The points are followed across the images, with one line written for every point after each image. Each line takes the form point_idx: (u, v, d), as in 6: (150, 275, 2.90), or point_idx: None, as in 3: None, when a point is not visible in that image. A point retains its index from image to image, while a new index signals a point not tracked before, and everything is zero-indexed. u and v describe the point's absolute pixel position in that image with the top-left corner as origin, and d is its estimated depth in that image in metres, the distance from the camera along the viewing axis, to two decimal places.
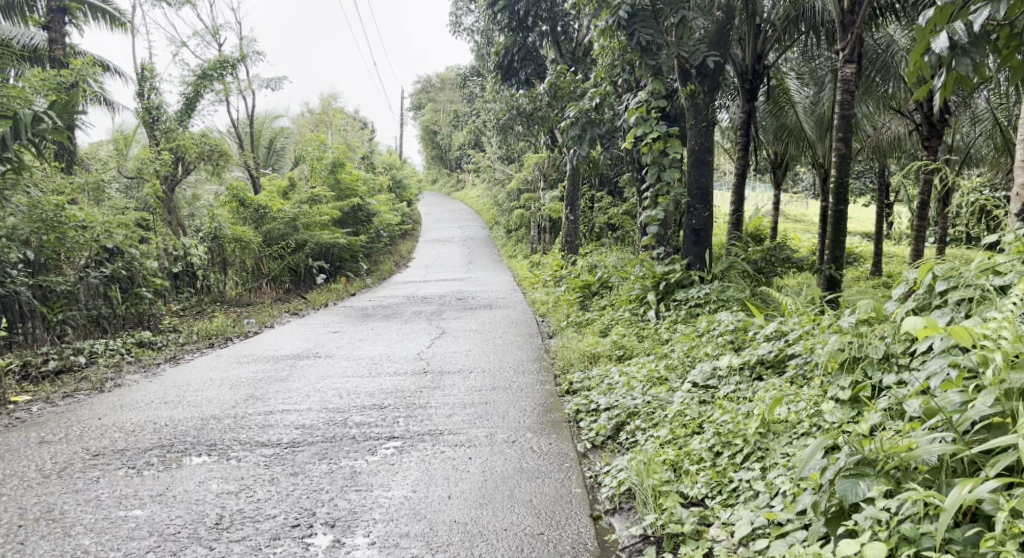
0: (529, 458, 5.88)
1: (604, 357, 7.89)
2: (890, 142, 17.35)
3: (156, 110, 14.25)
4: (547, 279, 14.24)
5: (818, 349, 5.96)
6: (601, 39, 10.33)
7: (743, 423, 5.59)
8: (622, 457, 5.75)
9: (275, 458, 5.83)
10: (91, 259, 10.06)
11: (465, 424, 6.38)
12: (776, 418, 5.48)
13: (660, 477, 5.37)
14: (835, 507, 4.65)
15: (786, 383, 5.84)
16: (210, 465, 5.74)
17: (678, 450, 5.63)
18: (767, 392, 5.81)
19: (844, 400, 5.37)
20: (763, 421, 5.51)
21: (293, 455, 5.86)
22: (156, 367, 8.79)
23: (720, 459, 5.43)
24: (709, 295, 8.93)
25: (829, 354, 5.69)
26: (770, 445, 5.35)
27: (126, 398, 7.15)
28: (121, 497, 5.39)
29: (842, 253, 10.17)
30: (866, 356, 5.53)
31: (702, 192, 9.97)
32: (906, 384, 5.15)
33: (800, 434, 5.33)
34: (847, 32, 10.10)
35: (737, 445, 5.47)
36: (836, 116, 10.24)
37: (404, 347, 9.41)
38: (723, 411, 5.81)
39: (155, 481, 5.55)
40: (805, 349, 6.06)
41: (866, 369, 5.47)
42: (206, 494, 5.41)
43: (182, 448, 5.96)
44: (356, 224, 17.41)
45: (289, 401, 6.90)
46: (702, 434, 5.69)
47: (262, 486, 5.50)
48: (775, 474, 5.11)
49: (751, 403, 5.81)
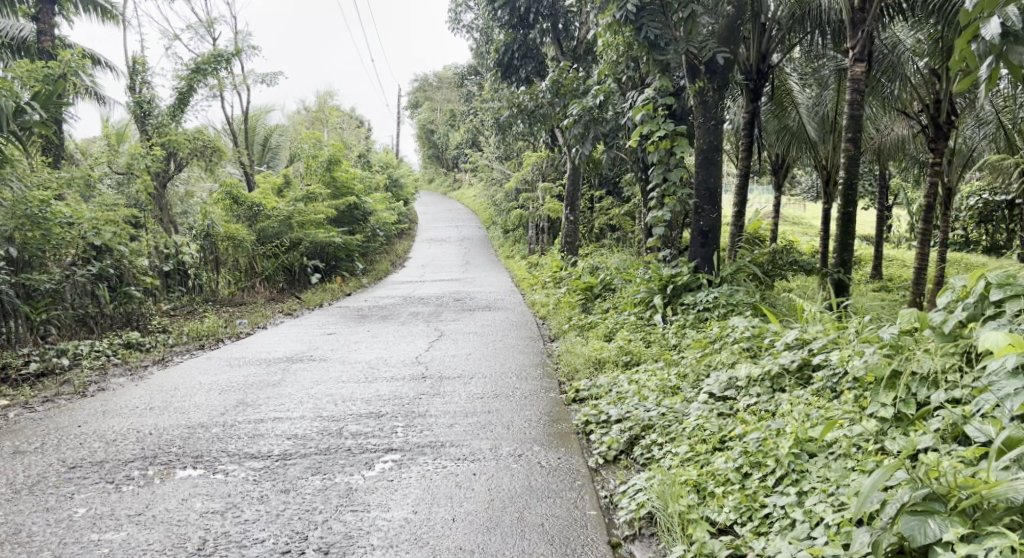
0: (537, 474, 5.55)
1: (610, 363, 7.57)
2: (895, 145, 17.04)
3: (147, 104, 14.02)
4: (547, 280, 13.92)
5: (847, 361, 5.65)
6: (606, 34, 10.00)
7: (770, 439, 5.30)
8: (639, 475, 5.45)
9: (265, 472, 5.49)
10: (78, 257, 9.71)
11: (468, 435, 6.05)
12: (809, 438, 5.21)
13: (686, 502, 5.07)
14: (896, 547, 4.45)
15: (814, 399, 5.55)
16: (196, 479, 5.40)
17: (701, 469, 5.33)
18: (794, 408, 5.51)
19: (887, 418, 5.10)
20: (795, 441, 5.22)
21: (284, 469, 5.52)
22: (143, 371, 8.45)
23: (748, 481, 5.14)
24: (718, 299, 8.60)
25: (868, 368, 5.39)
26: (803, 467, 5.07)
27: (111, 403, 6.80)
28: (95, 517, 5.05)
29: (849, 256, 9.84)
30: (908, 370, 5.24)
31: (710, 193, 9.58)
32: (968, 404, 4.93)
33: (836, 455, 5.06)
34: (857, 31, 9.84)
35: (768, 466, 5.17)
36: (845, 116, 9.91)
37: (401, 350, 9.08)
38: (747, 427, 5.50)
39: (134, 498, 5.21)
40: (832, 360, 5.75)
41: (908, 385, 5.17)
42: (188, 514, 5.08)
43: (167, 460, 5.62)
44: (352, 223, 17.06)
45: (281, 408, 6.55)
46: (725, 451, 5.40)
47: (250, 504, 5.17)
48: (814, 502, 4.84)
49: (777, 419, 5.51)
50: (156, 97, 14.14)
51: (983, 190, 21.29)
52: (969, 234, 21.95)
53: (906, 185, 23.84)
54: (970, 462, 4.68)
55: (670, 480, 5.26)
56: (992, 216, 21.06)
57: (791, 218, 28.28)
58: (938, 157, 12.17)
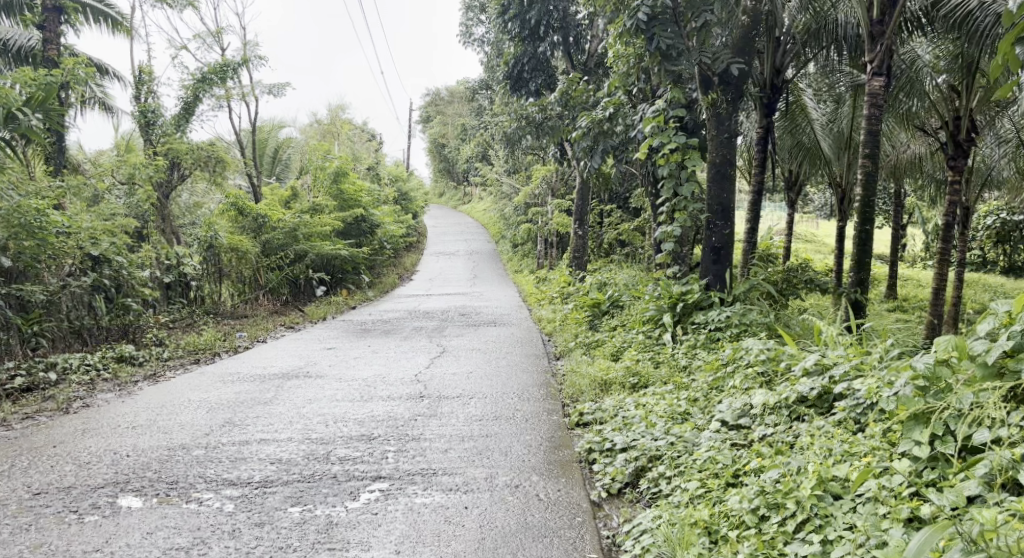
0: (534, 509, 5.21)
1: (616, 385, 7.22)
2: (911, 161, 16.62)
3: (152, 113, 13.73)
4: (555, 295, 13.58)
5: (874, 392, 5.30)
6: (618, 44, 9.68)
7: (788, 477, 4.96)
8: (645, 514, 5.11)
9: (241, 502, 5.15)
10: (74, 267, 9.43)
11: (462, 462, 5.71)
12: (833, 476, 4.85)
13: (696, 549, 4.73)
14: None
15: (835, 433, 5.20)
16: (166, 509, 5.08)
17: (713, 508, 4.99)
18: (813, 444, 5.16)
19: (922, 458, 4.75)
20: (818, 480, 4.87)
21: (262, 499, 5.19)
22: (132, 386, 8.15)
23: (766, 525, 4.79)
24: (731, 318, 8.26)
25: (898, 401, 5.03)
26: (827, 512, 4.71)
27: (92, 421, 6.49)
28: (50, 553, 4.73)
29: (866, 276, 9.44)
30: (946, 404, 4.88)
31: (723, 208, 9.23)
32: (1017, 447, 4.56)
33: (864, 499, 4.72)
34: (875, 44, 9.44)
35: (788, 508, 4.81)
36: (863, 131, 9.54)
37: (401, 367, 8.75)
38: (763, 463, 5.16)
39: (95, 531, 4.89)
40: (855, 390, 5.40)
41: (945, 420, 4.83)
42: (150, 551, 4.75)
43: (138, 486, 5.30)
44: (360, 236, 16.74)
45: (268, 428, 6.23)
46: (740, 488, 5.05)
47: (220, 540, 4.83)
48: (839, 553, 4.49)
49: (796, 454, 5.16)
50: (161, 106, 13.86)
51: (1001, 210, 20.88)
52: (985, 255, 21.49)
53: (921, 204, 23.40)
54: (1020, 514, 4.30)
55: (679, 522, 4.91)
56: (1010, 236, 20.62)
57: (805, 235, 27.87)
58: (957, 175, 11.79)
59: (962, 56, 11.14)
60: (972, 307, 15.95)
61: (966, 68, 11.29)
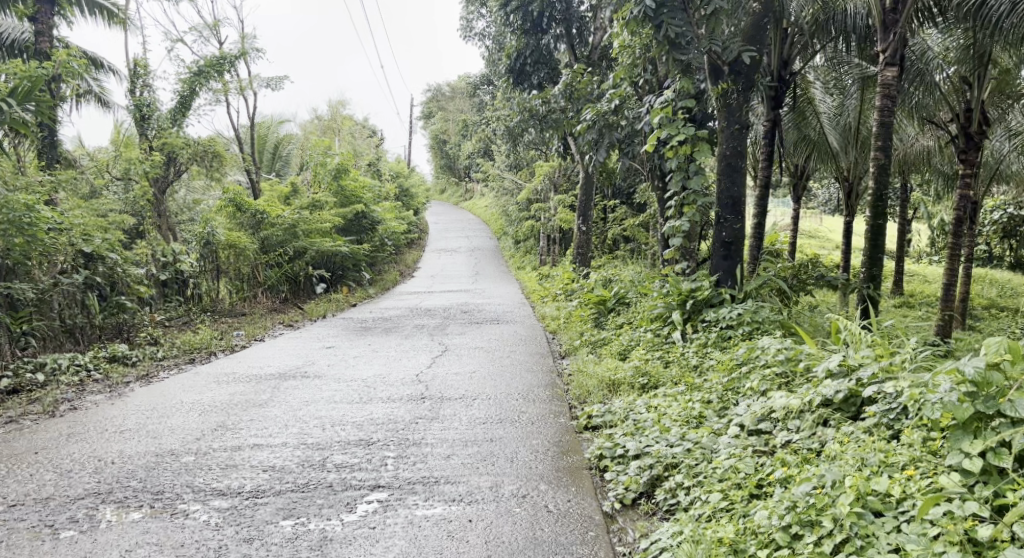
0: (544, 522, 4.93)
1: (625, 386, 6.94)
2: (919, 155, 16.32)
3: (147, 108, 13.39)
4: (559, 292, 13.31)
5: (905, 396, 5.03)
6: (625, 34, 9.37)
7: (818, 490, 4.68)
8: (663, 530, 4.83)
9: (230, 515, 4.88)
10: (66, 265, 9.14)
11: (466, 469, 5.44)
12: (871, 491, 4.57)
13: None
14: None
15: (868, 442, 4.93)
16: (148, 524, 4.80)
17: (739, 523, 4.71)
18: (843, 455, 4.88)
19: (973, 471, 4.49)
20: (853, 494, 4.59)
21: (253, 511, 4.91)
22: (123, 387, 7.86)
23: (799, 544, 4.51)
24: (743, 315, 7.96)
25: (942, 408, 4.75)
26: (869, 531, 4.44)
27: (78, 424, 6.21)
28: None
29: (879, 272, 9.11)
30: (998, 413, 4.62)
31: (733, 202, 8.92)
32: None
33: (908, 517, 4.46)
34: (888, 33, 9.12)
35: (822, 525, 4.53)
36: (875, 122, 9.25)
37: (401, 367, 8.46)
38: (790, 473, 4.88)
39: (70, 549, 4.62)
40: (889, 395, 5.15)
41: (997, 431, 4.57)
42: None
43: (121, 497, 5.03)
44: (360, 232, 16.45)
45: (263, 432, 5.95)
46: (766, 502, 4.78)
47: None
48: None
49: (826, 463, 4.88)
50: (157, 100, 13.53)
51: (1008, 204, 20.56)
52: (992, 249, 21.19)
53: (927, 198, 23.10)
54: None
55: (701, 540, 4.65)
56: (1016, 231, 20.30)
57: (809, 231, 27.59)
58: (970, 168, 11.51)
59: (974, 47, 10.82)
60: (982, 303, 15.66)
61: (977, 59, 10.99)
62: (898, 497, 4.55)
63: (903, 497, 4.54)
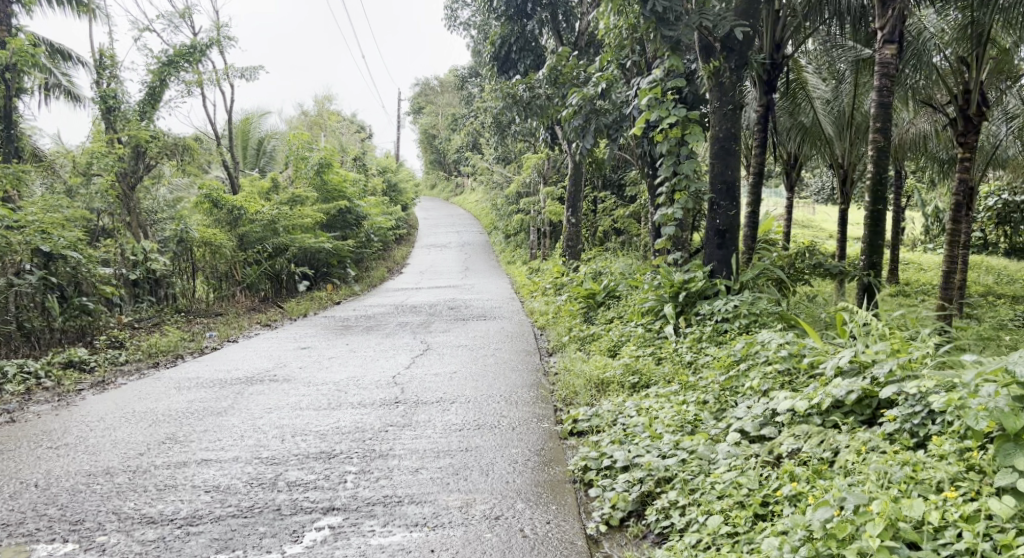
0: (518, 550, 4.41)
1: (613, 386, 6.41)
2: (916, 139, 15.62)
3: (113, 98, 12.59)
4: (548, 286, 12.74)
5: (931, 400, 4.53)
6: (611, 12, 8.77)
7: (837, 514, 4.16)
8: None
9: (155, 548, 4.35)
10: (23, 264, 8.54)
11: (437, 485, 4.91)
12: (899, 518, 4.06)
13: None
14: None
15: (889, 454, 4.42)
16: None
17: (743, 553, 4.21)
18: (862, 472, 4.37)
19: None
20: (880, 518, 4.07)
21: (183, 543, 4.38)
22: (75, 395, 7.30)
23: None
24: (739, 308, 7.43)
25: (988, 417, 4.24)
26: None
27: (8, 439, 5.66)
28: None
29: (880, 259, 8.50)
30: None
31: (726, 187, 8.34)
32: None
33: (950, 551, 3.94)
34: (887, 9, 8.54)
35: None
36: (873, 104, 8.67)
37: (378, 368, 7.92)
38: (801, 496, 4.36)
39: None
40: (914, 399, 4.64)
41: None
42: None
43: (30, 529, 4.50)
44: (345, 228, 15.86)
45: (214, 445, 5.42)
46: (774, 526, 4.28)
47: None
48: None
49: (842, 481, 4.36)
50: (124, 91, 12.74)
51: (1003, 190, 20.10)
52: (987, 236, 20.74)
53: (923, 184, 22.60)
54: None
55: None
56: (1012, 218, 19.88)
57: (802, 221, 27.13)
58: (969, 152, 10.92)
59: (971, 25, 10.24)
60: (981, 290, 15.19)
61: (977, 39, 10.29)
62: (933, 525, 4.03)
63: (941, 526, 4.03)
